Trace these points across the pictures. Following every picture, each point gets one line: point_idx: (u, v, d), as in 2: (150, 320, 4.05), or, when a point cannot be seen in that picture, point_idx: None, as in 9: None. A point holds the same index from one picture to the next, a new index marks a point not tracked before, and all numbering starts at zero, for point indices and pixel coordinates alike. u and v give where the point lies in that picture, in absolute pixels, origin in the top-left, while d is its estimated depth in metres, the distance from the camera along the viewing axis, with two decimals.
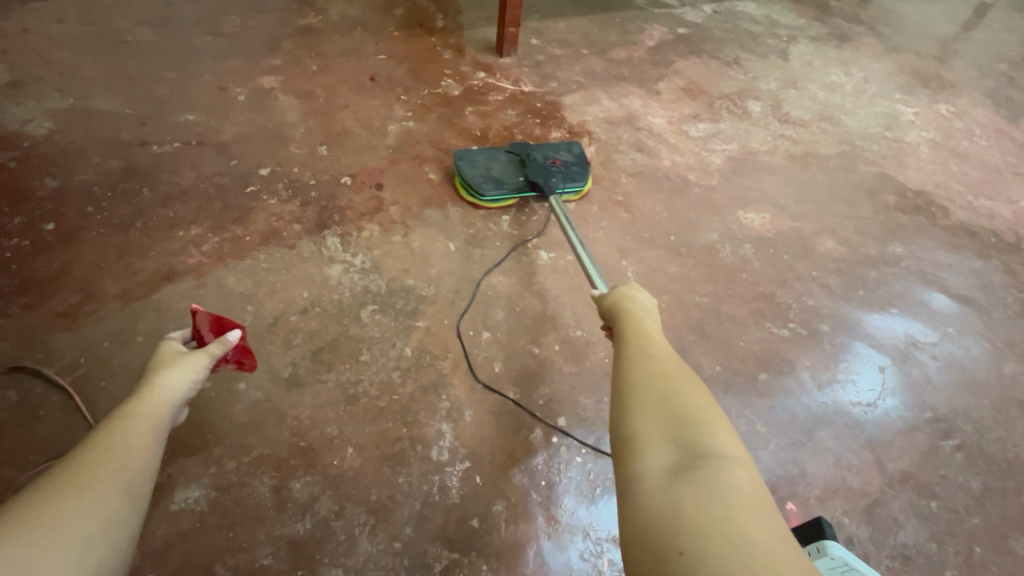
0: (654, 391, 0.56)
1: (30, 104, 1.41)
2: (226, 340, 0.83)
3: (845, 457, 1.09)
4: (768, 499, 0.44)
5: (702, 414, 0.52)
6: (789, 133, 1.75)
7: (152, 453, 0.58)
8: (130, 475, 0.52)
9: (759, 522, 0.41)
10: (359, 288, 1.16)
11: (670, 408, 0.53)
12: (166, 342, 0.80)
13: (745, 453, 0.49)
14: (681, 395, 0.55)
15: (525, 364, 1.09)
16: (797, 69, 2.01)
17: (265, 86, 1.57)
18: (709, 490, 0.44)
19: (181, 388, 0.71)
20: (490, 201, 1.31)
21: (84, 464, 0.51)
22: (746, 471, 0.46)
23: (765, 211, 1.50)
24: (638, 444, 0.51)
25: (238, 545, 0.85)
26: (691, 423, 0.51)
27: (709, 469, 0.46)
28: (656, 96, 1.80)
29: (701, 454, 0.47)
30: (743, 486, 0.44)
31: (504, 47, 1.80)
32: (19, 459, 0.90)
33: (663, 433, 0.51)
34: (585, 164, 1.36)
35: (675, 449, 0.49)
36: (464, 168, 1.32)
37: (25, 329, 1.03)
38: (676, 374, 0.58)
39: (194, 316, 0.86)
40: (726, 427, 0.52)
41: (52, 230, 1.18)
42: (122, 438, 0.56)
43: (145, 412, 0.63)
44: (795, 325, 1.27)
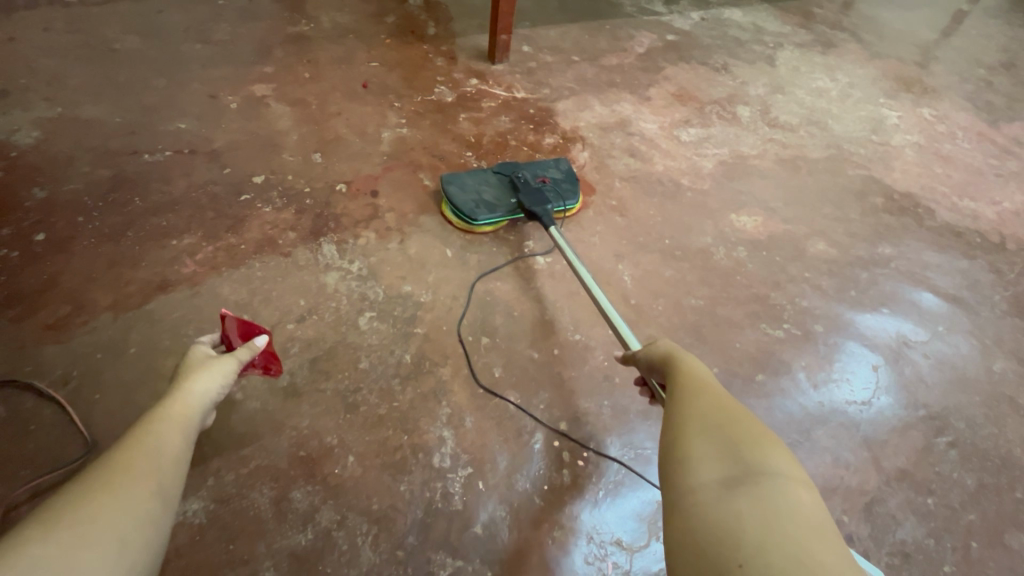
0: (706, 412, 0.55)
1: (17, 113, 1.39)
2: (254, 346, 0.85)
3: (843, 456, 1.10)
4: (828, 526, 0.44)
5: (758, 433, 0.51)
6: (778, 137, 1.78)
7: (183, 455, 0.59)
8: (163, 476, 0.54)
9: (823, 547, 0.41)
10: (357, 295, 1.15)
11: (724, 426, 0.52)
12: (194, 347, 0.83)
13: (802, 473, 0.48)
14: (735, 419, 0.54)
15: (525, 370, 1.09)
16: (784, 75, 2.05)
17: (257, 94, 1.56)
18: (771, 507, 0.43)
19: (209, 392, 0.73)
20: (482, 225, 1.28)
21: (121, 463, 0.52)
22: (806, 493, 0.46)
23: (756, 214, 1.52)
24: (691, 460, 0.50)
25: (238, 558, 0.83)
26: (746, 441, 0.50)
27: (768, 486, 0.45)
28: (647, 102, 1.82)
29: (760, 471, 0.47)
30: (805, 509, 0.44)
31: (496, 55, 1.81)
32: (10, 474, 0.88)
33: (718, 449, 0.50)
34: (573, 179, 1.37)
35: (731, 464, 0.48)
36: (455, 193, 1.28)
37: (15, 342, 1.01)
38: (728, 399, 0.57)
39: (223, 320, 0.89)
40: (782, 447, 0.51)
41: (42, 240, 1.16)
42: (156, 439, 0.58)
43: (174, 416, 0.64)
44: (789, 326, 1.28)
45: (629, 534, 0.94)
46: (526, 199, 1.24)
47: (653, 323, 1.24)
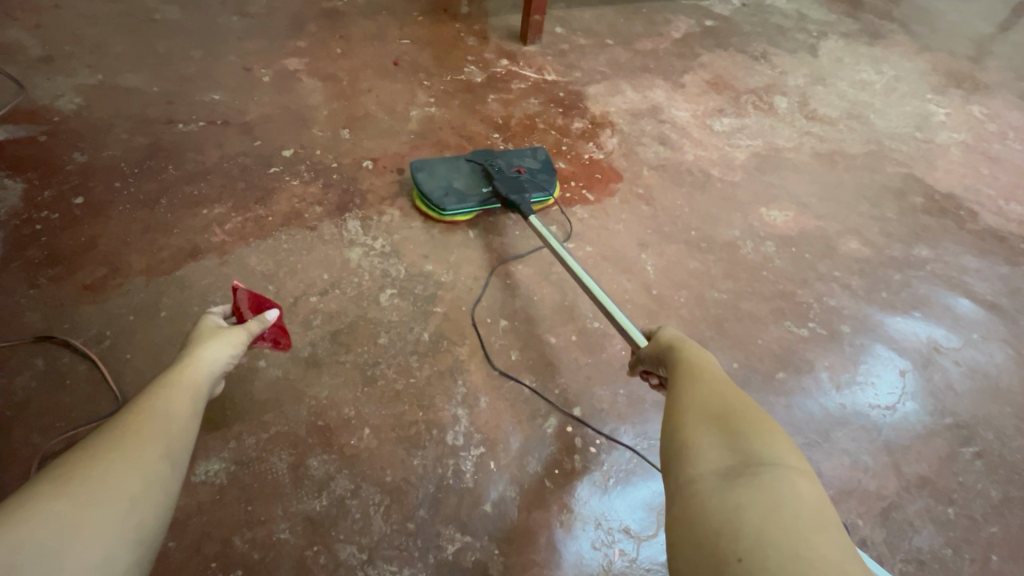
0: (705, 404, 0.54)
1: (61, 79, 1.42)
2: (265, 319, 0.83)
3: (861, 459, 1.08)
4: (834, 518, 0.42)
5: (758, 422, 0.50)
6: (815, 131, 1.72)
7: (192, 420, 0.58)
8: (170, 439, 0.53)
9: (826, 537, 0.39)
10: (379, 271, 1.17)
11: (725, 418, 0.51)
12: (206, 317, 0.80)
13: (805, 463, 0.46)
14: (737, 409, 0.52)
15: (542, 354, 1.10)
16: (826, 66, 1.97)
17: (289, 68, 1.57)
18: (771, 498, 0.42)
19: (221, 359, 0.71)
20: (452, 215, 1.24)
21: (128, 427, 0.52)
22: (811, 484, 0.44)
23: (788, 209, 1.48)
24: (690, 451, 0.49)
25: (255, 519, 0.86)
26: (748, 431, 0.49)
27: (769, 476, 0.44)
28: (681, 89, 1.78)
29: (760, 461, 0.45)
30: (809, 500, 0.42)
31: (529, 35, 1.79)
32: (46, 425, 0.92)
33: (717, 441, 0.49)
34: (550, 170, 1.30)
35: (731, 454, 0.47)
36: (423, 180, 1.24)
37: (53, 300, 1.05)
38: (729, 389, 0.56)
39: (233, 293, 0.87)
40: (783, 435, 0.49)
41: (81, 203, 1.20)
42: (165, 403, 0.57)
43: (183, 381, 0.63)
44: (815, 325, 1.25)
45: (638, 523, 0.94)
46: (500, 186, 1.21)
47: (675, 315, 1.22)
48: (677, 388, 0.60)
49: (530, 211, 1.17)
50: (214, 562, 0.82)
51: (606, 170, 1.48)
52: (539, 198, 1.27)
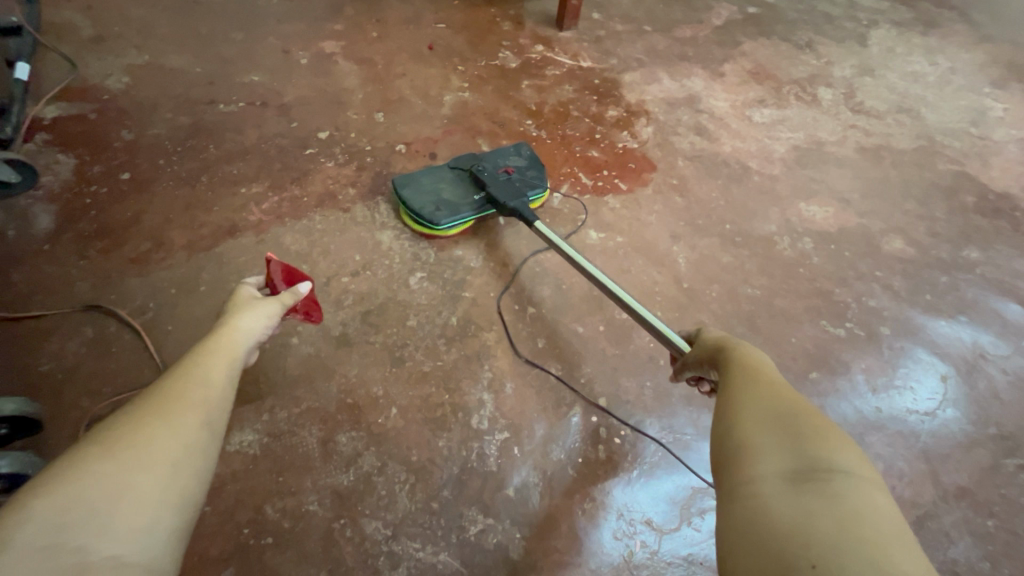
0: (763, 406, 0.53)
1: (110, 59, 1.47)
2: (297, 291, 0.85)
3: (896, 465, 1.04)
4: (906, 530, 0.40)
5: (821, 426, 0.48)
6: (861, 124, 1.65)
7: (229, 388, 0.60)
8: (209, 408, 0.55)
9: (904, 550, 0.37)
10: (410, 255, 1.18)
11: (788, 422, 0.49)
12: (241, 287, 0.83)
13: (873, 471, 0.45)
14: (798, 413, 0.51)
15: (569, 343, 1.09)
16: (875, 56, 1.89)
17: (327, 51, 1.59)
18: (841, 507, 0.40)
19: (255, 330, 0.72)
20: (447, 229, 1.17)
21: (169, 394, 0.54)
22: (882, 495, 0.42)
23: (828, 205, 1.43)
24: (752, 453, 0.48)
25: (286, 490, 0.89)
26: (812, 435, 0.47)
27: (836, 483, 0.42)
28: (720, 78, 1.73)
29: (826, 467, 0.44)
30: (881, 510, 0.41)
31: (565, 21, 1.76)
32: (93, 389, 0.96)
33: (780, 444, 0.47)
34: (538, 164, 1.27)
35: (795, 457, 0.45)
36: (410, 197, 1.17)
37: (101, 272, 1.10)
38: (788, 393, 0.55)
39: (268, 265, 0.89)
40: (848, 440, 0.47)
41: (128, 179, 1.24)
42: (203, 373, 0.59)
43: (220, 350, 0.64)
44: (852, 325, 1.21)
45: (660, 516, 0.94)
46: (493, 192, 1.15)
47: (706, 309, 1.20)
48: (732, 389, 0.59)
49: (530, 216, 1.12)
50: (247, 528, 0.85)
51: (640, 160, 1.46)
52: (534, 195, 1.23)
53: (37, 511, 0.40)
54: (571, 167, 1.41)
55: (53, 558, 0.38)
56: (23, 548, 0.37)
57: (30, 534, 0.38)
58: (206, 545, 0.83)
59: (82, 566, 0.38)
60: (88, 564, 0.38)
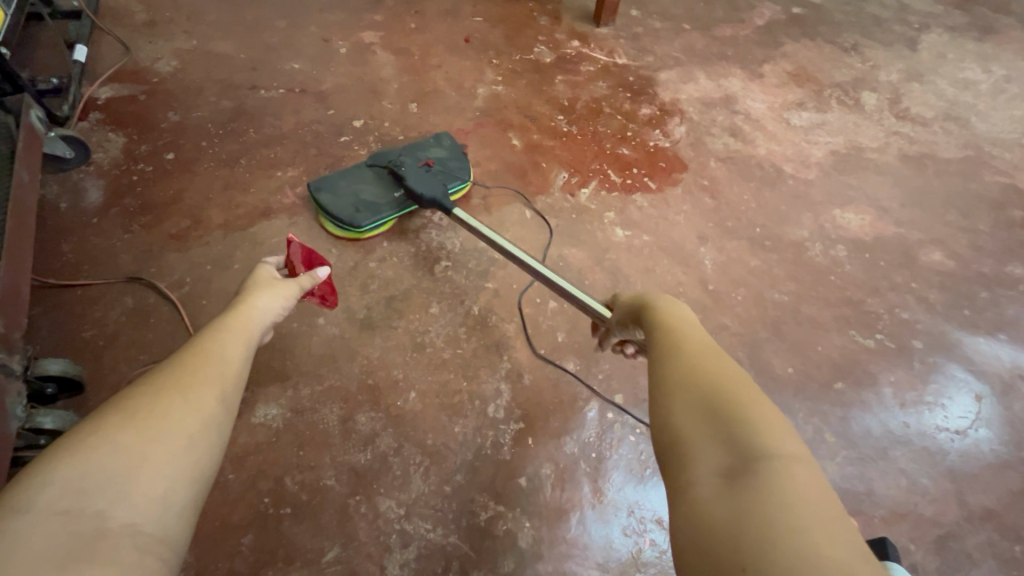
0: (692, 383, 0.51)
1: (161, 43, 1.53)
2: (316, 275, 0.88)
3: (921, 482, 1.01)
4: (840, 513, 0.39)
5: (749, 405, 0.47)
6: (905, 131, 1.60)
7: (243, 363, 0.61)
8: (225, 381, 0.56)
9: (834, 535, 0.37)
10: (435, 243, 1.20)
11: (715, 402, 0.48)
12: (264, 267, 0.86)
13: (805, 451, 0.44)
14: (726, 392, 0.49)
15: (588, 338, 1.10)
16: (925, 61, 1.81)
17: (365, 41, 1.61)
18: (775, 494, 0.39)
19: (271, 308, 0.75)
20: (371, 229, 1.16)
21: (185, 365, 0.56)
22: (810, 476, 0.42)
23: (865, 213, 1.39)
24: (687, 447, 0.46)
25: (306, 464, 0.92)
26: (742, 421, 0.46)
27: (766, 471, 0.41)
28: (759, 79, 1.69)
29: (756, 455, 0.43)
30: (810, 494, 0.40)
31: (602, 17, 1.75)
32: (131, 356, 1.01)
33: (710, 431, 0.46)
34: (461, 153, 1.26)
35: (727, 448, 0.44)
36: (329, 201, 1.14)
37: (144, 246, 1.15)
38: (721, 365, 0.53)
39: (288, 245, 0.92)
40: (786, 423, 0.46)
41: (172, 159, 1.29)
42: (214, 345, 0.61)
43: (235, 328, 0.66)
44: (882, 336, 1.18)
45: None
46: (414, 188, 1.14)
47: (730, 312, 1.18)
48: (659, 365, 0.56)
49: (452, 208, 1.12)
50: (268, 498, 0.88)
51: (671, 159, 1.44)
52: (459, 186, 1.22)
53: (62, 476, 0.42)
54: (600, 164, 1.41)
55: (71, 523, 0.40)
56: (41, 513, 0.40)
57: (50, 501, 0.41)
58: (228, 510, 0.87)
59: (99, 532, 0.41)
60: (104, 532, 0.41)
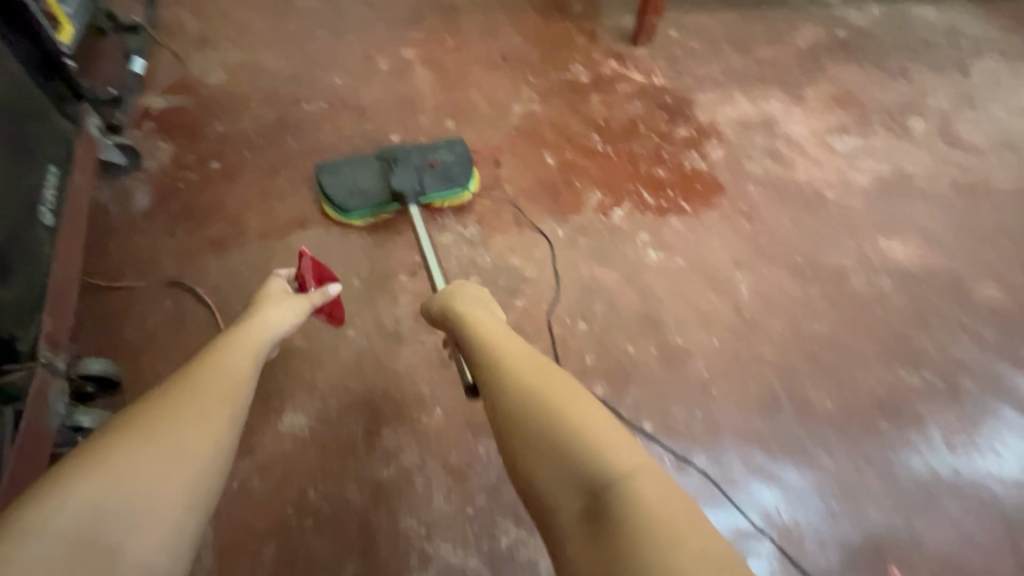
0: (542, 426, 0.62)
1: (212, 57, 1.59)
2: (327, 293, 0.90)
3: (971, 531, 0.97)
4: (675, 501, 0.55)
5: (594, 432, 0.60)
6: (956, 159, 1.54)
7: (247, 378, 0.68)
8: (228, 399, 0.63)
9: (668, 520, 0.52)
10: (467, 259, 1.21)
11: (567, 439, 0.60)
12: (274, 279, 0.90)
13: (641, 457, 0.59)
14: (571, 421, 0.62)
15: (617, 361, 1.09)
16: (977, 87, 1.75)
17: (405, 58, 1.65)
18: (623, 512, 0.53)
19: (280, 327, 0.80)
20: (359, 217, 1.20)
21: (189, 383, 0.63)
22: (646, 479, 0.56)
23: (912, 243, 1.33)
24: (555, 486, 0.59)
25: (330, 475, 0.91)
26: (592, 452, 0.59)
27: (616, 488, 0.56)
28: (800, 102, 1.65)
29: (608, 481, 0.56)
30: (653, 497, 0.55)
31: (641, 37, 1.74)
32: (168, 359, 1.04)
33: (566, 468, 0.59)
34: (469, 161, 1.23)
35: (586, 477, 0.58)
36: (327, 181, 1.18)
37: (186, 251, 1.19)
38: (563, 395, 0.65)
39: (300, 259, 0.92)
40: (627, 438, 0.61)
41: (216, 167, 1.33)
42: (220, 361, 0.68)
43: (247, 343, 0.73)
44: (930, 374, 1.12)
45: None
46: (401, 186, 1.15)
47: (767, 340, 1.14)
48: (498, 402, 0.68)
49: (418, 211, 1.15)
50: (291, 508, 0.88)
51: (707, 182, 1.42)
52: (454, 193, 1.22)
53: (75, 496, 0.50)
54: (634, 184, 1.39)
55: (72, 539, 0.48)
56: (58, 528, 0.48)
57: (65, 514, 0.49)
58: (252, 518, 0.87)
59: (107, 550, 0.50)
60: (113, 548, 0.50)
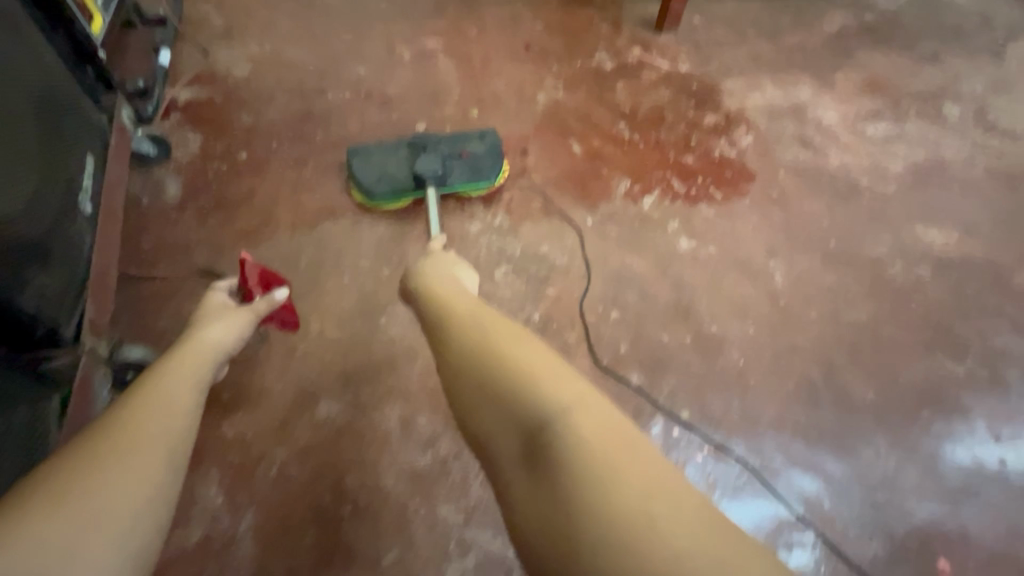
0: (481, 387, 0.61)
1: (237, 49, 1.59)
2: (272, 298, 0.85)
3: (1019, 525, 0.94)
4: (619, 435, 0.53)
5: (529, 377, 0.59)
6: (993, 145, 1.49)
7: (193, 400, 0.61)
8: (174, 422, 0.56)
9: (612, 454, 0.51)
10: (496, 248, 1.20)
11: (507, 393, 0.58)
12: (214, 295, 0.85)
13: (581, 394, 0.57)
14: (510, 370, 0.60)
15: (652, 350, 1.08)
16: (1013, 71, 1.70)
17: (428, 48, 1.63)
18: (565, 459, 0.51)
19: (224, 340, 0.74)
20: (383, 202, 1.18)
21: (134, 404, 0.56)
22: (586, 416, 0.55)
23: (950, 231, 1.30)
24: (501, 446, 0.57)
25: (366, 463, 0.91)
26: (533, 400, 0.56)
27: (556, 435, 0.53)
28: (830, 89, 1.62)
29: (550, 430, 0.54)
30: (592, 434, 0.53)
31: (665, 24, 1.71)
32: None
33: (508, 426, 0.57)
34: (500, 154, 1.22)
35: (527, 433, 0.56)
36: (356, 164, 1.19)
37: (218, 241, 1.19)
38: (497, 347, 0.63)
39: (242, 267, 0.90)
40: (561, 373, 0.60)
41: (244, 158, 1.34)
42: (163, 383, 0.61)
43: (189, 359, 0.67)
44: (973, 364, 1.09)
45: None
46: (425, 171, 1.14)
47: (803, 330, 1.12)
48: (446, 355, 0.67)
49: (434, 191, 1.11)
50: (329, 495, 0.89)
51: (737, 170, 1.39)
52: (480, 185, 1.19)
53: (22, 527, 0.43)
54: (663, 172, 1.37)
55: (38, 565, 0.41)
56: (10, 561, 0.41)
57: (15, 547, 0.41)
58: (291, 505, 0.88)
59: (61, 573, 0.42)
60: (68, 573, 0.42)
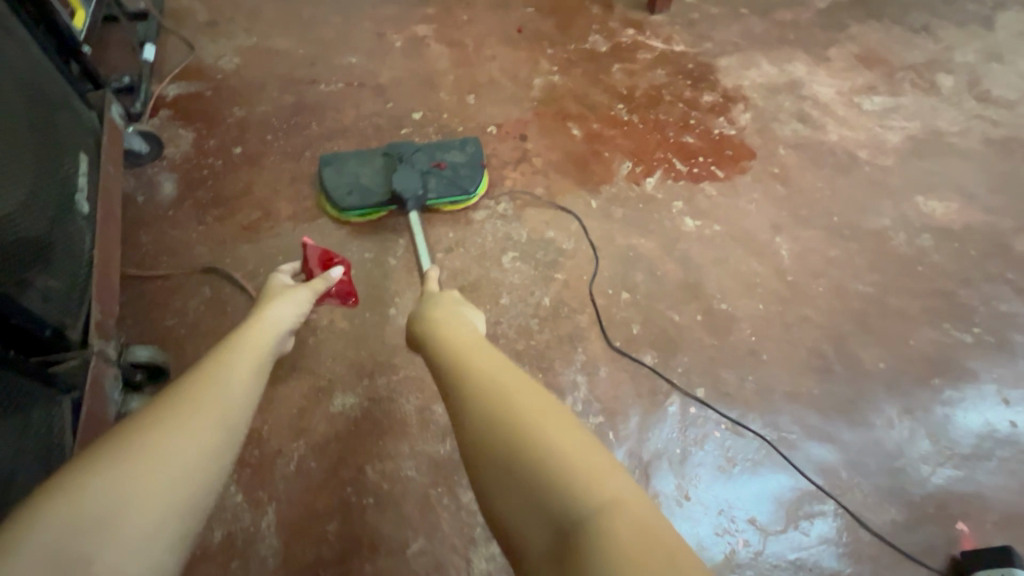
0: (492, 442, 0.49)
1: (223, 42, 1.55)
2: (330, 276, 0.84)
3: None
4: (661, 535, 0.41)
5: (552, 441, 0.47)
6: (987, 114, 1.50)
7: (256, 380, 0.55)
8: (231, 401, 0.50)
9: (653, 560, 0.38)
10: (501, 234, 1.18)
11: (523, 457, 0.47)
12: (275, 277, 0.83)
13: (614, 475, 0.45)
14: (530, 430, 0.48)
15: (663, 330, 1.08)
16: (1003, 40, 1.70)
17: (419, 34, 1.60)
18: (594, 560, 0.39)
19: (286, 317, 0.70)
20: (355, 215, 1.16)
21: (195, 382, 0.50)
22: (621, 506, 0.43)
23: (950, 200, 1.31)
24: (512, 526, 0.45)
25: (385, 454, 0.91)
26: (553, 475, 0.45)
27: (584, 526, 0.41)
28: (825, 63, 1.61)
29: (576, 519, 0.42)
30: (628, 533, 0.40)
31: (657, 4, 1.69)
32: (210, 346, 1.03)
33: (523, 502, 0.45)
34: (479, 164, 1.21)
35: (547, 518, 0.43)
36: (329, 176, 1.16)
37: (218, 237, 1.17)
38: (517, 397, 0.52)
39: (303, 248, 0.91)
40: (590, 443, 0.48)
41: (239, 152, 1.31)
42: (227, 359, 0.55)
43: (253, 337, 0.61)
44: (980, 331, 1.11)
45: (764, 516, 0.92)
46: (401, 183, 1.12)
47: (811, 303, 1.12)
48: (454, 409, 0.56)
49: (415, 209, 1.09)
50: (350, 487, 0.88)
51: (737, 147, 1.39)
52: (458, 197, 1.17)
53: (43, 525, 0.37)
54: (664, 152, 1.36)
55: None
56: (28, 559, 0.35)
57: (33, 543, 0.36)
58: (312, 498, 0.87)
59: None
60: None
